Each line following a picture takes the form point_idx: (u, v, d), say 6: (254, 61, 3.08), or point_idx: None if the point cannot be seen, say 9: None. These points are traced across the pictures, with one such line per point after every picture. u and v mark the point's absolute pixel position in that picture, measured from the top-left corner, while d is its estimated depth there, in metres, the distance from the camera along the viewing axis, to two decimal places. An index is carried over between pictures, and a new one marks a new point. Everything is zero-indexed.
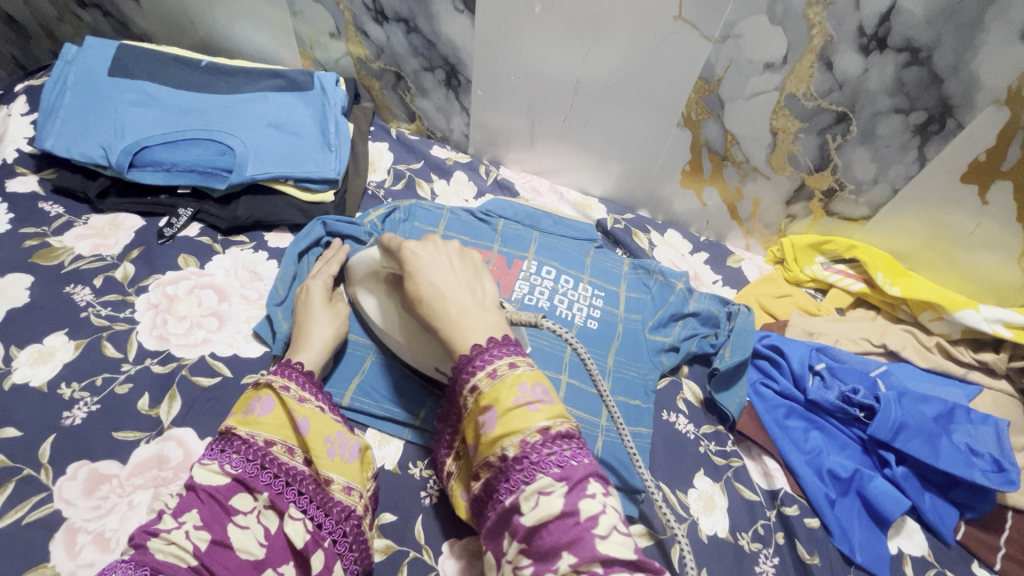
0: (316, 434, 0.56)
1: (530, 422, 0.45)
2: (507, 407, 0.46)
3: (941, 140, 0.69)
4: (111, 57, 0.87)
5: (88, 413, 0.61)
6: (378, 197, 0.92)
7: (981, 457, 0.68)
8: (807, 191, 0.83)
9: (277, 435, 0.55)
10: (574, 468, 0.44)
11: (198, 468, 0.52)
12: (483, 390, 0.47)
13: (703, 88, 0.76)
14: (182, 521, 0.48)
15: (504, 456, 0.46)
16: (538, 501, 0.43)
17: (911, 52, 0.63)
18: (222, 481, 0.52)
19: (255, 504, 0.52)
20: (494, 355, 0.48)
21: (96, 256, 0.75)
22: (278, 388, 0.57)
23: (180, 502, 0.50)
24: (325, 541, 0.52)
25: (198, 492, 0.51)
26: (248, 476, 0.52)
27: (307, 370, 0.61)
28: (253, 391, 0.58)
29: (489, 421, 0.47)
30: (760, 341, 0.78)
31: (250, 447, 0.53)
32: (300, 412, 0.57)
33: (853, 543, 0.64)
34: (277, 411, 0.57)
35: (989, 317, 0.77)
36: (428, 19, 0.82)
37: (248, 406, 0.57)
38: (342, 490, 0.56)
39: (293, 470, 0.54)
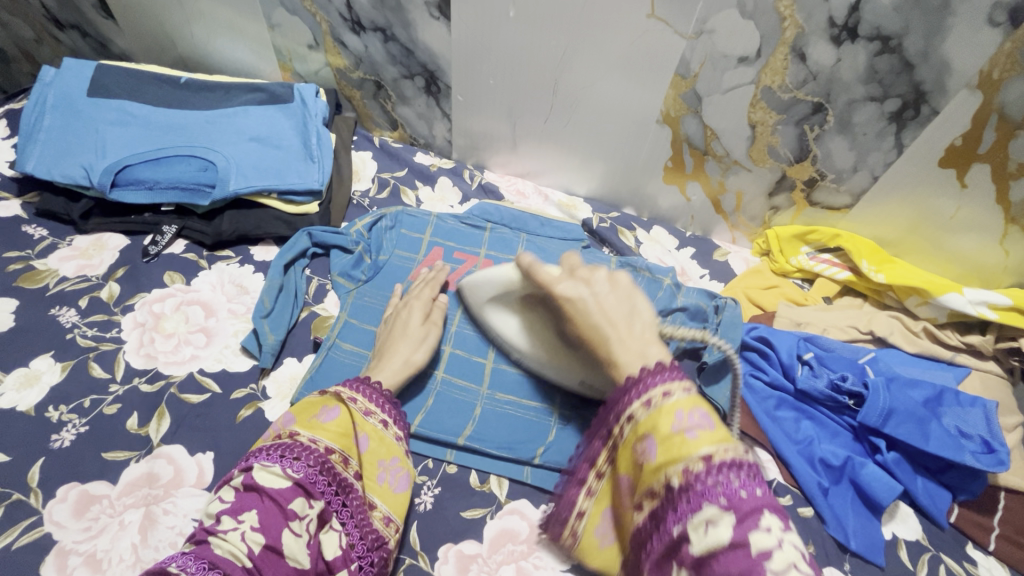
0: (373, 454, 0.57)
1: (692, 450, 0.39)
2: (664, 424, 0.41)
3: (917, 126, 0.69)
4: (90, 77, 0.86)
5: (76, 435, 0.61)
6: (363, 206, 0.92)
7: (971, 439, 0.68)
8: (788, 181, 0.83)
9: (338, 443, 0.55)
10: (746, 501, 0.35)
11: (260, 469, 0.50)
12: (641, 416, 0.43)
13: (680, 84, 0.76)
14: (240, 521, 0.47)
15: (669, 485, 0.39)
16: (706, 534, 0.36)
17: (881, 41, 0.63)
18: (284, 485, 0.49)
19: (310, 511, 0.50)
20: (657, 379, 0.44)
21: (81, 277, 0.75)
22: (346, 399, 0.58)
23: (240, 499, 0.48)
24: (353, 563, 0.51)
25: (261, 494, 0.49)
26: (307, 481, 0.50)
27: (382, 387, 0.62)
28: (322, 398, 0.58)
29: (648, 451, 0.42)
30: (748, 333, 0.79)
31: (311, 453, 0.52)
32: (363, 427, 0.58)
33: (847, 530, 0.64)
34: (342, 421, 0.57)
35: (973, 300, 0.78)
36: (405, 27, 0.83)
37: (314, 411, 0.57)
38: (381, 519, 0.55)
39: (345, 480, 0.53)
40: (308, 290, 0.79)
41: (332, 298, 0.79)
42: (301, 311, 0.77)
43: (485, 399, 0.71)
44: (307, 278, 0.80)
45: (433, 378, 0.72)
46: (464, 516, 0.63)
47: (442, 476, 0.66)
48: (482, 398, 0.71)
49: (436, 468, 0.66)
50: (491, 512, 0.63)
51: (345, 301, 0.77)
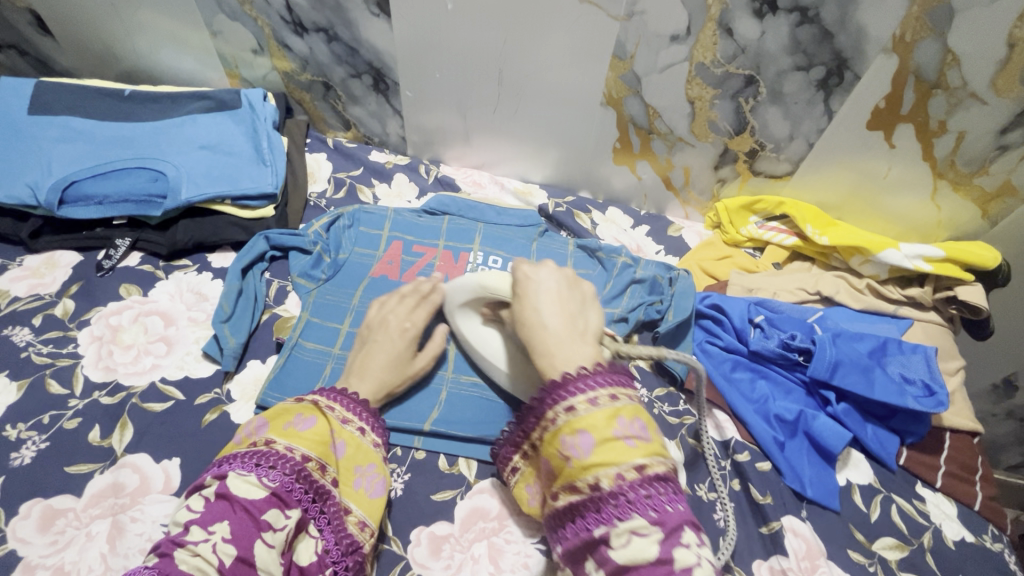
0: (349, 461, 0.59)
1: (629, 458, 0.43)
2: (608, 427, 0.44)
3: (842, 92, 0.73)
4: (30, 95, 0.85)
5: (36, 452, 0.60)
6: (320, 207, 0.92)
7: (914, 384, 0.72)
8: (731, 154, 0.86)
9: (314, 450, 0.56)
10: (670, 514, 0.42)
11: (236, 478, 0.51)
12: (580, 411, 0.45)
13: (619, 66, 0.78)
14: (211, 532, 0.48)
15: (596, 487, 0.44)
16: (631, 540, 0.42)
17: (800, 12, 0.67)
18: (258, 495, 0.51)
19: (284, 522, 0.51)
20: (577, 386, 0.46)
21: (34, 296, 0.74)
22: (322, 407, 0.60)
23: (210, 510, 0.49)
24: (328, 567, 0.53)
25: (233, 504, 0.50)
26: (283, 491, 0.52)
27: (363, 399, 0.63)
28: (296, 407, 0.59)
29: (581, 445, 0.45)
30: (702, 302, 0.81)
31: (288, 461, 0.54)
32: (341, 434, 0.59)
33: (803, 480, 0.67)
34: (318, 429, 0.58)
35: (910, 254, 0.82)
36: (347, 26, 0.83)
37: (291, 420, 0.58)
38: (357, 524, 0.56)
39: (322, 487, 0.55)
40: (268, 293, 0.80)
41: (294, 299, 0.80)
42: (262, 313, 0.77)
43: (451, 382, 0.72)
44: (266, 281, 0.80)
45: None
46: (434, 499, 0.64)
47: (411, 462, 0.67)
48: (447, 382, 0.72)
49: (405, 455, 0.68)
50: (462, 493, 0.65)
51: (306, 301, 0.78)
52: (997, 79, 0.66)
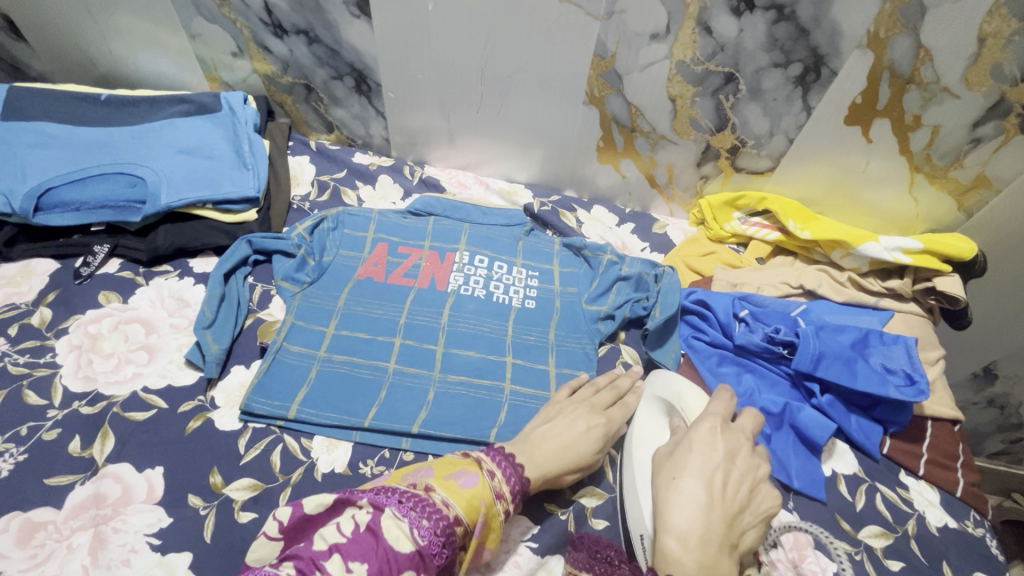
0: (484, 542, 0.52)
1: None
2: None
3: (820, 88, 0.74)
4: (3, 100, 0.83)
5: (14, 464, 0.59)
6: (303, 210, 0.91)
7: (896, 374, 0.73)
8: (713, 151, 0.87)
9: (467, 516, 0.50)
10: None
11: (391, 519, 0.47)
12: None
13: (600, 65, 0.79)
14: (349, 570, 0.44)
15: None
16: None
17: (776, 10, 0.67)
18: (406, 550, 0.46)
19: None
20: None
21: (9, 305, 0.73)
22: (485, 471, 0.55)
23: (356, 543, 0.46)
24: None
25: (379, 545, 0.46)
26: (428, 550, 0.47)
27: (524, 476, 0.57)
28: (464, 462, 0.55)
29: None
30: (687, 298, 0.82)
31: (442, 518, 0.49)
32: (490, 509, 0.53)
33: (790, 471, 0.68)
34: (478, 492, 0.52)
35: (889, 246, 0.83)
36: (327, 27, 0.83)
37: (454, 471, 0.53)
38: None
39: (453, 561, 0.50)
40: (251, 297, 0.79)
41: (278, 303, 0.79)
42: (246, 318, 0.77)
43: (438, 382, 0.72)
44: (249, 285, 0.80)
45: (385, 369, 0.72)
46: None
47: (399, 463, 0.66)
48: (435, 383, 0.72)
49: (393, 458, 0.66)
50: None
51: (291, 305, 0.77)
52: (969, 73, 0.67)
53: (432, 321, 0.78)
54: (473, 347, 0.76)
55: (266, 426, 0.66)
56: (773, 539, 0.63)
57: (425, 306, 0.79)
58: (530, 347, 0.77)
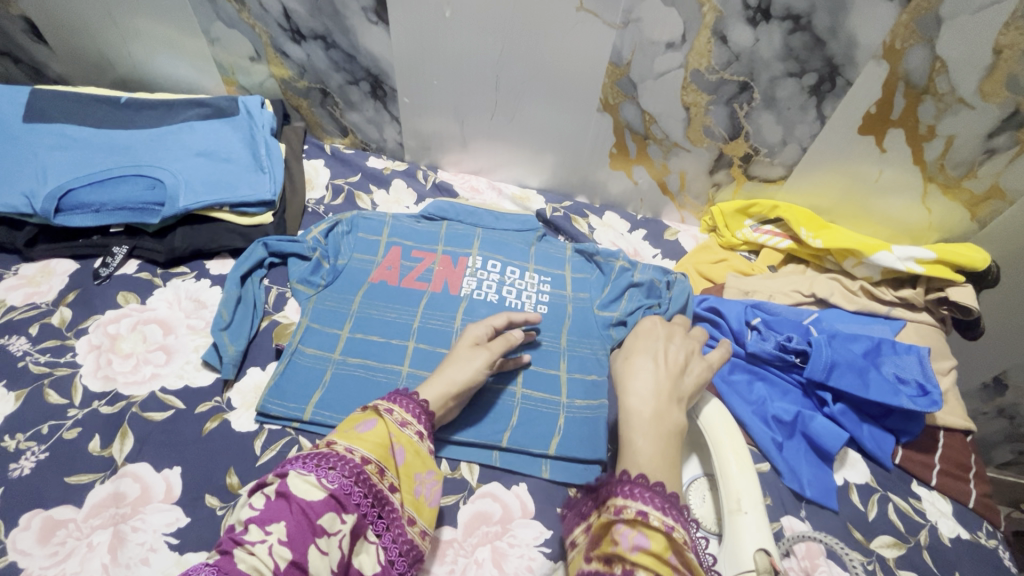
0: (410, 467, 0.55)
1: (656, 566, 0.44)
2: (663, 561, 0.45)
3: (835, 98, 0.74)
4: (25, 102, 0.85)
5: (35, 462, 0.60)
6: (318, 213, 0.92)
7: (908, 384, 0.73)
8: (726, 158, 0.87)
9: (375, 453, 0.53)
10: None
11: (295, 477, 0.48)
12: (649, 519, 0.46)
13: (615, 73, 0.79)
14: (268, 533, 0.45)
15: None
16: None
17: (793, 20, 0.68)
18: (318, 497, 0.48)
19: (341, 527, 0.48)
20: (641, 494, 0.48)
21: (30, 305, 0.74)
22: (383, 412, 0.57)
23: (269, 509, 0.47)
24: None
25: (291, 502, 0.47)
26: (342, 493, 0.49)
27: (419, 398, 0.60)
28: (360, 412, 0.57)
29: (630, 542, 0.46)
30: (700, 305, 0.82)
31: (347, 463, 0.51)
32: (400, 439, 0.56)
33: (802, 480, 0.68)
34: (379, 432, 0.55)
35: (902, 256, 0.83)
36: (345, 33, 0.84)
37: (351, 422, 0.56)
38: (419, 534, 0.54)
39: (381, 493, 0.52)
40: (267, 300, 0.80)
41: (293, 305, 0.80)
42: (262, 320, 0.77)
43: None
44: (265, 288, 0.80)
45: (399, 372, 0.73)
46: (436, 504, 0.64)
47: None
48: None
49: None
50: (464, 497, 0.65)
51: (306, 307, 0.78)
52: (984, 85, 0.68)
53: (445, 325, 0.78)
54: None
55: (282, 428, 0.67)
56: (785, 548, 0.63)
57: (438, 311, 0.79)
58: (542, 352, 0.78)
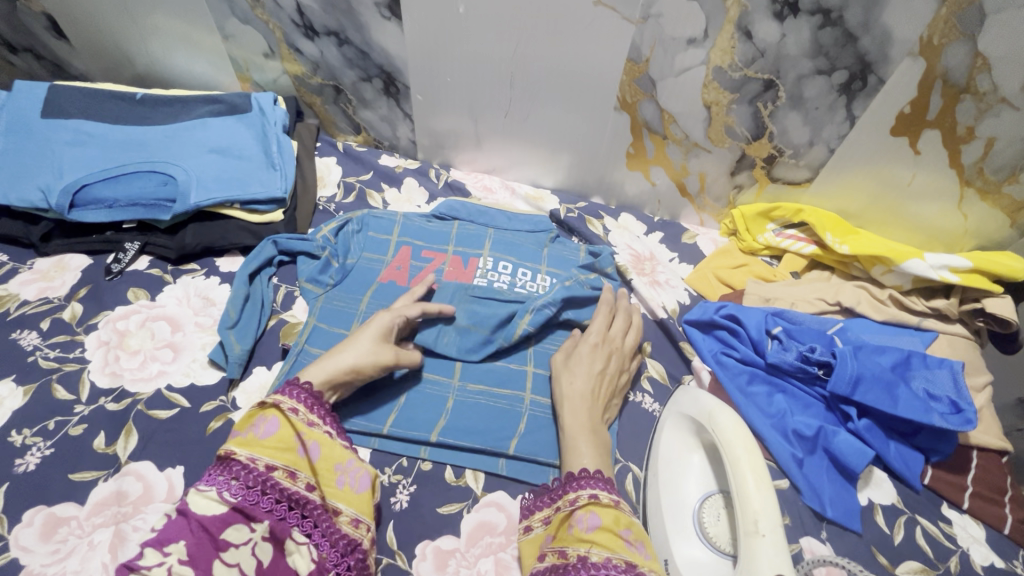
0: (328, 461, 0.56)
1: (613, 544, 0.51)
2: (615, 532, 0.52)
3: (866, 97, 0.70)
4: (43, 98, 0.85)
5: (41, 458, 0.60)
6: (329, 212, 0.91)
7: (940, 401, 0.69)
8: (748, 160, 0.84)
9: (279, 459, 0.53)
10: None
11: (194, 495, 0.49)
12: (602, 501, 0.55)
13: (633, 70, 0.77)
14: (166, 554, 0.45)
15: (585, 557, 0.50)
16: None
17: (823, 14, 0.64)
18: (217, 512, 0.48)
19: (251, 536, 0.49)
20: (589, 483, 0.57)
21: (42, 299, 0.74)
22: (285, 409, 0.56)
23: (167, 529, 0.47)
24: (328, 573, 0.51)
25: (188, 521, 0.47)
26: (246, 504, 0.50)
27: (313, 386, 0.59)
28: (258, 410, 0.56)
29: (589, 522, 0.53)
30: (718, 312, 0.79)
31: (250, 472, 0.51)
32: (309, 436, 0.56)
33: (823, 499, 0.65)
34: (281, 434, 0.54)
35: (935, 264, 0.78)
36: (358, 29, 0.82)
37: (253, 425, 0.55)
38: (350, 523, 0.54)
39: (297, 495, 0.52)
40: (275, 298, 0.79)
41: (301, 304, 0.79)
42: (269, 319, 0.77)
43: (457, 390, 0.72)
44: (274, 286, 0.80)
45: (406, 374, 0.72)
46: (440, 512, 0.63)
47: (417, 473, 0.66)
48: (454, 391, 0.72)
49: (411, 466, 0.66)
50: (468, 506, 0.63)
51: (314, 307, 0.77)
52: None
53: None
54: (494, 355, 0.75)
55: None
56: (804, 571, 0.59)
57: None
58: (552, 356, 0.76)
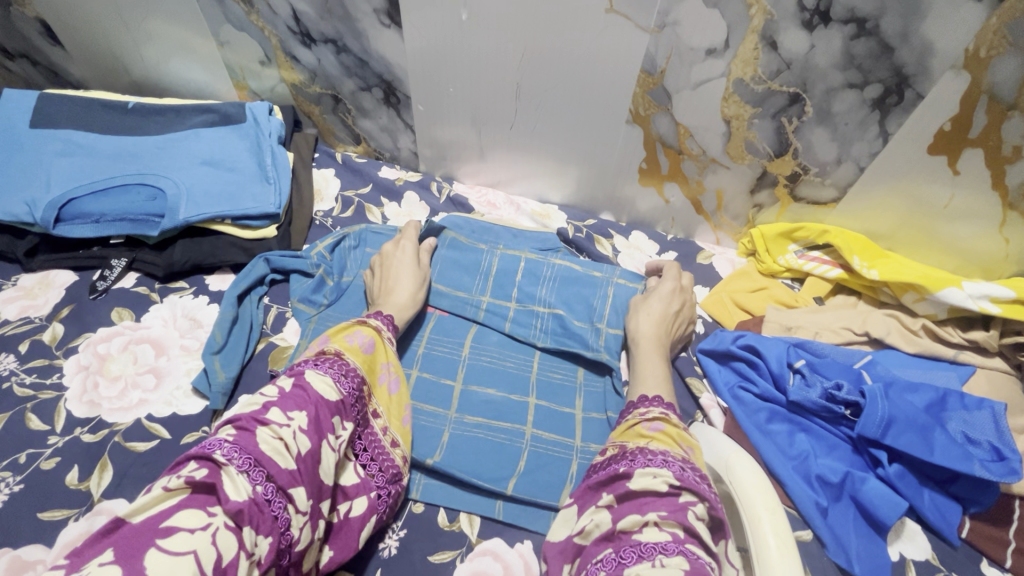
0: (399, 398, 0.62)
1: (676, 445, 0.53)
2: (676, 440, 0.54)
3: (901, 113, 0.64)
4: (32, 107, 0.82)
5: (9, 495, 0.57)
6: (325, 227, 0.88)
7: (980, 446, 0.62)
8: (770, 177, 0.78)
9: (369, 376, 0.58)
10: (690, 480, 0.48)
11: (315, 374, 0.51)
12: (672, 418, 0.57)
13: (647, 82, 0.72)
14: (291, 418, 0.46)
15: (643, 445, 0.53)
16: (653, 475, 0.49)
17: (857, 23, 0.59)
18: (334, 398, 0.50)
19: (345, 434, 0.51)
20: (654, 404, 0.59)
21: (24, 319, 0.71)
22: (381, 337, 0.63)
23: (288, 396, 0.47)
24: (371, 491, 0.54)
25: (310, 394, 0.48)
26: (350, 402, 0.53)
27: (395, 324, 0.67)
28: (358, 327, 0.61)
29: (654, 424, 0.56)
30: (734, 342, 0.73)
31: (355, 375, 0.55)
32: (393, 369, 0.62)
33: (850, 554, 0.59)
34: (373, 355, 0.60)
35: (974, 294, 0.71)
36: (356, 36, 0.78)
37: (352, 336, 0.60)
38: (401, 456, 0.59)
39: (366, 413, 0.56)
40: (266, 320, 0.75)
41: (292, 326, 0.75)
42: (258, 342, 0.73)
43: (453, 423, 0.67)
44: (264, 307, 0.76)
45: None
46: (431, 560, 0.58)
47: (408, 515, 0.61)
48: (450, 424, 0.67)
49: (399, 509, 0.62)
50: (462, 554, 0.59)
51: (306, 329, 0.73)
52: None
53: (452, 353, 0.74)
54: (493, 385, 0.71)
55: None
56: None
57: (445, 336, 0.75)
58: (556, 386, 0.72)
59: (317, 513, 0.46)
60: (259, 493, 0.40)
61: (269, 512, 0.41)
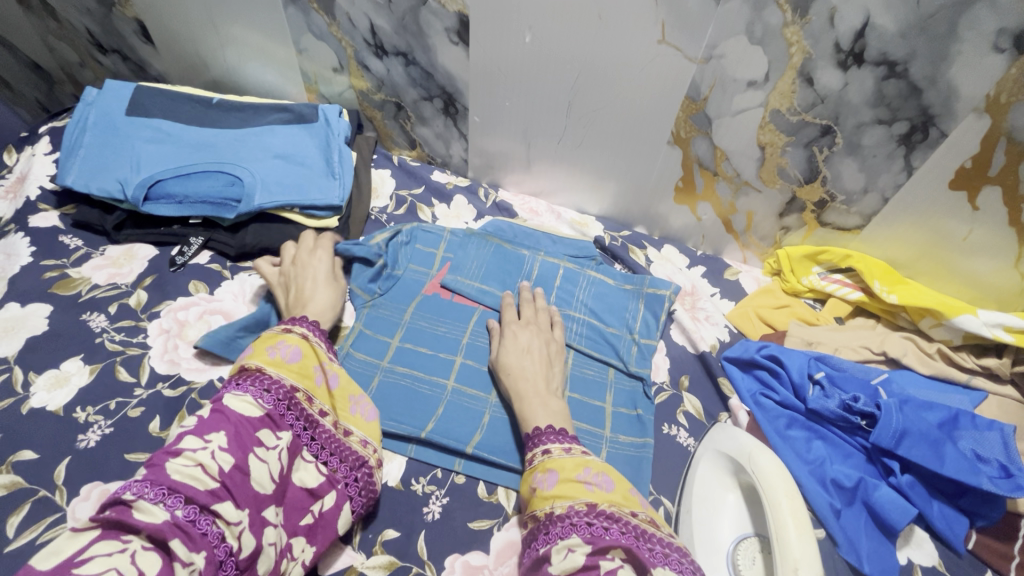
0: (343, 391, 0.64)
1: (581, 494, 0.55)
2: (573, 489, 0.56)
3: (926, 149, 0.70)
4: (128, 97, 0.91)
5: (101, 436, 0.64)
6: (380, 222, 0.95)
7: (989, 464, 0.66)
8: (799, 202, 0.84)
9: (302, 382, 0.61)
10: (603, 536, 0.50)
11: (233, 398, 0.54)
12: (553, 455, 0.60)
13: (690, 107, 0.78)
14: (207, 441, 0.50)
15: (551, 513, 0.55)
16: (567, 549, 0.50)
17: (888, 66, 0.65)
18: (255, 414, 0.55)
19: (277, 441, 0.55)
20: (545, 438, 0.62)
21: (111, 285, 0.79)
22: (309, 342, 0.64)
23: (205, 422, 0.52)
24: (338, 484, 0.59)
25: (226, 415, 0.53)
26: (276, 413, 0.56)
27: (313, 320, 0.68)
28: (282, 335, 0.63)
29: (547, 480, 0.57)
30: (759, 352, 0.79)
31: (278, 387, 0.58)
32: (330, 368, 0.65)
33: (860, 553, 0.64)
34: (304, 362, 0.62)
35: (988, 322, 0.75)
36: (425, 51, 0.86)
37: (275, 347, 0.62)
38: (359, 442, 0.62)
39: (310, 416, 0.60)
40: None
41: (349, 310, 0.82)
42: None
43: (494, 407, 0.73)
44: None
45: (444, 386, 0.74)
46: (471, 527, 0.64)
47: (450, 485, 0.67)
48: (490, 406, 0.73)
49: (445, 478, 0.68)
50: (499, 524, 0.64)
51: (361, 313, 0.80)
52: None
53: None
54: None
55: None
56: None
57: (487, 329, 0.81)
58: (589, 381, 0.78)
59: (258, 519, 0.51)
60: (178, 516, 0.45)
61: (194, 530, 0.45)
